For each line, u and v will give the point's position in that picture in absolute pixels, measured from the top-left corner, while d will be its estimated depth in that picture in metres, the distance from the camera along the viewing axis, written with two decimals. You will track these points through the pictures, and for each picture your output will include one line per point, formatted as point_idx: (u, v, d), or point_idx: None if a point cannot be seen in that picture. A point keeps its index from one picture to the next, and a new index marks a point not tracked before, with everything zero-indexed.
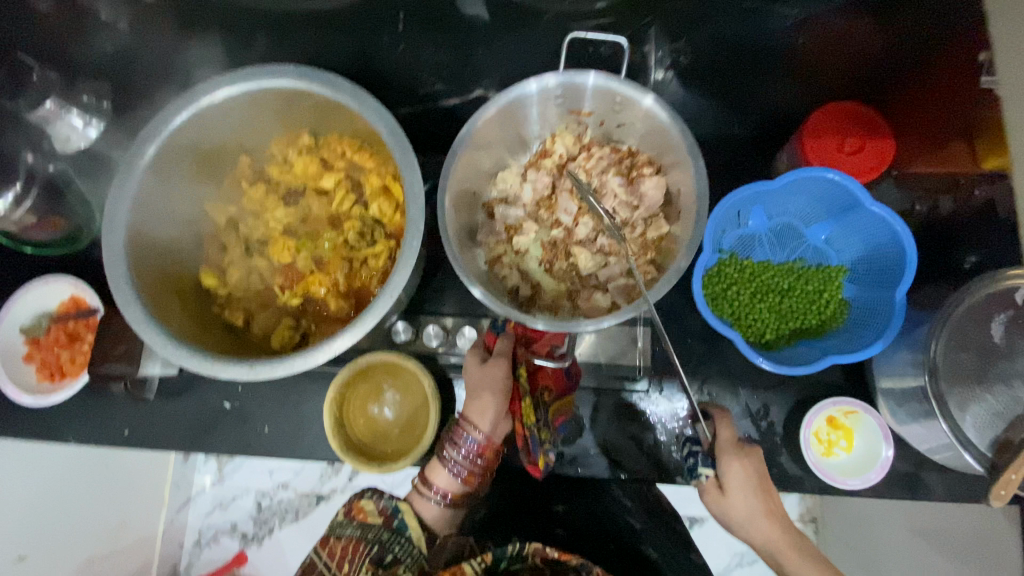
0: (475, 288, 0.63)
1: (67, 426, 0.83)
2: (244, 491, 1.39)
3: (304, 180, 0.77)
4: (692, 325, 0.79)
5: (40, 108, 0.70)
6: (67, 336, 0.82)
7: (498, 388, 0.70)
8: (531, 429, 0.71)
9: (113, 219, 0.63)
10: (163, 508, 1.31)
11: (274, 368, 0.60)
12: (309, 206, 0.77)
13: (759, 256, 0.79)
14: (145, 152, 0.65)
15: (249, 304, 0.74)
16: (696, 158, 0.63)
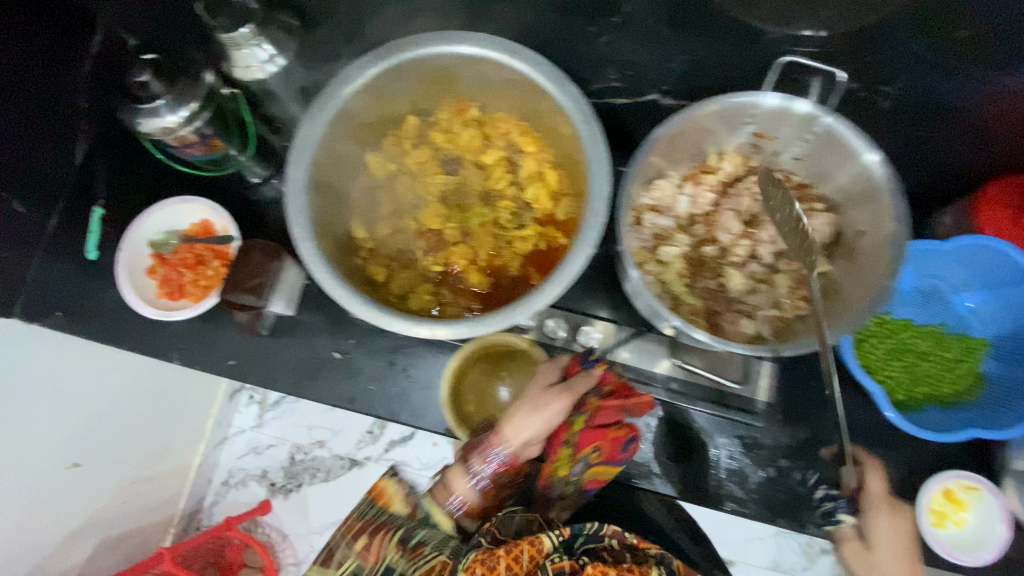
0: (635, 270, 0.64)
1: (175, 345, 0.84)
2: (279, 442, 1.27)
3: (464, 152, 0.77)
4: (818, 369, 0.78)
5: (235, 32, 0.69)
6: (193, 259, 0.83)
7: (548, 422, 0.65)
8: (559, 477, 0.70)
9: (300, 154, 0.63)
10: (202, 441, 1.21)
11: (435, 329, 0.60)
12: (464, 178, 0.77)
13: (899, 314, 0.77)
14: (337, 94, 0.65)
15: (391, 262, 0.74)
16: (897, 201, 0.60)
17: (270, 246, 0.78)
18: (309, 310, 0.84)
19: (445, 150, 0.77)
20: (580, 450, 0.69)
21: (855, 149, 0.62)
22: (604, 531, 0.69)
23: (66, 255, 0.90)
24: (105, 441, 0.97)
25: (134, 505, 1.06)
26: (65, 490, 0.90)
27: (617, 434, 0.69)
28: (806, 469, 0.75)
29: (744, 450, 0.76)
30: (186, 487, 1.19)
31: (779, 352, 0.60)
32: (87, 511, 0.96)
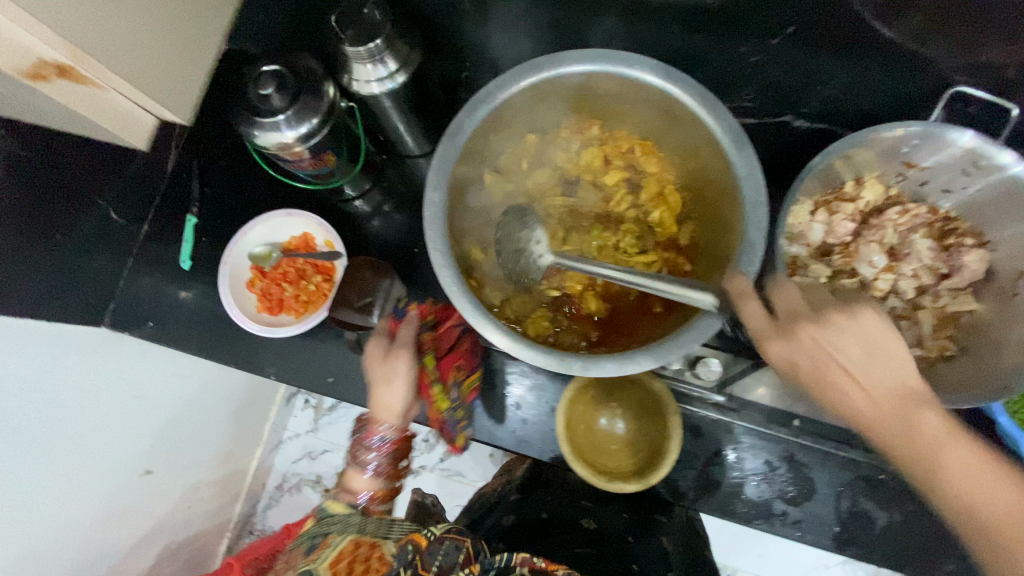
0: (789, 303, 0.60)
1: (272, 360, 0.83)
2: (334, 447, 1.33)
3: (584, 173, 0.73)
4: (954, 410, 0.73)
5: (363, 46, 0.64)
6: (295, 273, 0.81)
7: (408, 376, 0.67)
8: (447, 414, 0.73)
9: (437, 178, 0.60)
10: (260, 446, 1.27)
11: (580, 367, 0.56)
12: (583, 200, 0.73)
13: None
14: (474, 115, 0.61)
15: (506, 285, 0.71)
16: None
17: (378, 264, 0.77)
18: None
19: (567, 171, 0.73)
20: (447, 378, 0.72)
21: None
22: (512, 563, 0.60)
23: (156, 265, 0.88)
24: (178, 442, 1.00)
25: (198, 508, 1.09)
26: (139, 495, 0.92)
27: (464, 347, 0.74)
28: (929, 511, 0.72)
29: (864, 488, 0.73)
30: (243, 490, 1.23)
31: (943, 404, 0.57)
32: (153, 516, 0.97)
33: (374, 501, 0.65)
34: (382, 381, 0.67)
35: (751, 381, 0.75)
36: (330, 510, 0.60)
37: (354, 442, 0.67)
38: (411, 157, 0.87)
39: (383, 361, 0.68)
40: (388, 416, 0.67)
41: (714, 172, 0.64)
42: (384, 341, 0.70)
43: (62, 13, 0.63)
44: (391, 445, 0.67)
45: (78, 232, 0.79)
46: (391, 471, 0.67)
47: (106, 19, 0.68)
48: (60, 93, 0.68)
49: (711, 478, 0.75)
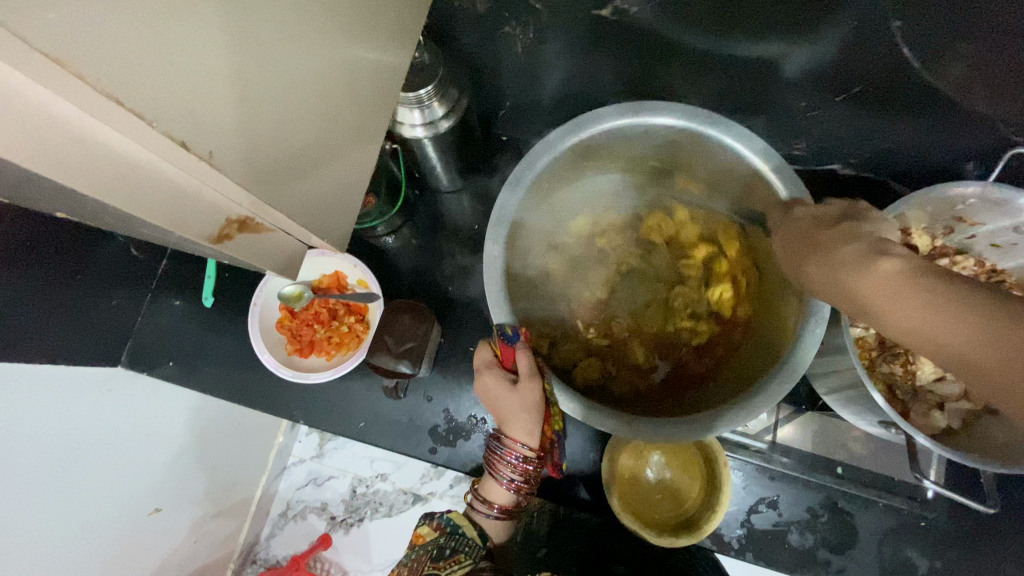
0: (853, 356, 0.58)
1: (301, 403, 0.81)
2: (342, 473, 1.14)
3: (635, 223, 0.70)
4: None
5: (414, 93, 0.62)
6: (326, 315, 0.78)
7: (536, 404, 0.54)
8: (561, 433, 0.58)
9: (497, 229, 0.57)
10: (265, 473, 1.09)
11: (650, 432, 0.53)
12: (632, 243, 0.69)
13: None
14: (534, 166, 0.59)
15: (553, 332, 0.65)
16: None
17: (417, 308, 0.75)
18: (442, 371, 0.80)
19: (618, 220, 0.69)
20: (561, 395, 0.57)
21: None
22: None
23: (181, 295, 0.87)
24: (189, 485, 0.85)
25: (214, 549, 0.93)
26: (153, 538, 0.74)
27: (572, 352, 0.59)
28: (971, 561, 0.71)
29: (904, 536, 0.72)
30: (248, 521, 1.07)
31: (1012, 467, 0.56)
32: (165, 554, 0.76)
33: (504, 513, 0.57)
34: (511, 414, 0.55)
35: (787, 424, 0.75)
36: (465, 531, 0.57)
37: (490, 450, 0.57)
38: (445, 194, 0.84)
39: (510, 392, 0.54)
40: (529, 438, 0.55)
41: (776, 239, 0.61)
42: (502, 376, 0.55)
43: (315, 201, 0.41)
44: (531, 465, 0.56)
45: (98, 269, 0.77)
46: (527, 487, 0.57)
47: (343, 180, 0.45)
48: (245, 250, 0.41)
49: (753, 526, 0.74)
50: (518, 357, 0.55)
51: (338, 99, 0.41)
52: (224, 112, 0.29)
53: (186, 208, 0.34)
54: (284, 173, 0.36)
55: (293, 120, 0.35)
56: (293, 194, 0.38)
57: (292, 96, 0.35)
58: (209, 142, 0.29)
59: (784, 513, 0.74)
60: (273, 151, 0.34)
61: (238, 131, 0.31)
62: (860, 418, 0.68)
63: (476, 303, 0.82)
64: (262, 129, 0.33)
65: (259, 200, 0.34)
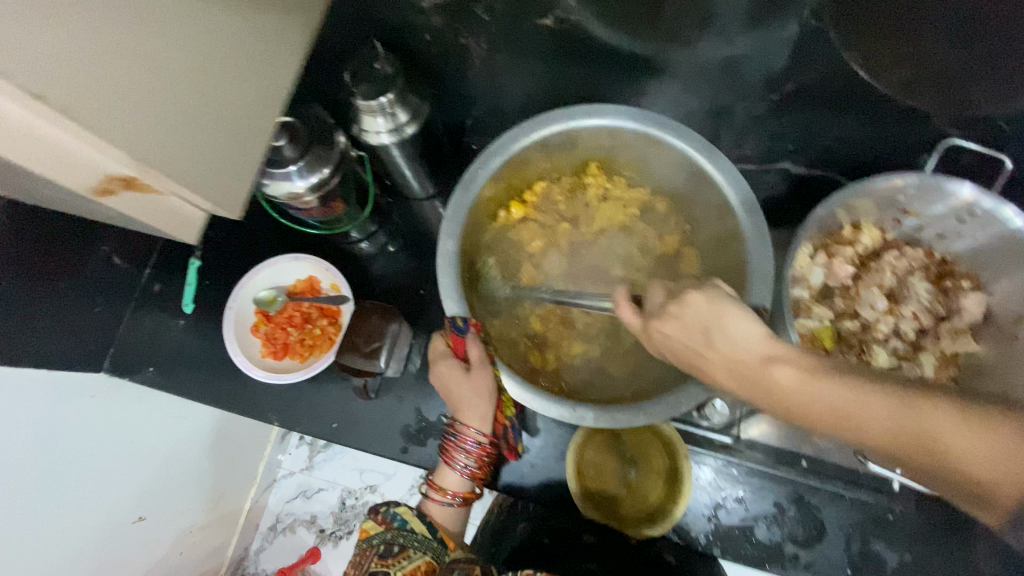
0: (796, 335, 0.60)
1: (276, 407, 0.83)
2: (331, 485, 1.15)
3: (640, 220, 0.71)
4: None
5: (375, 100, 0.66)
6: (299, 318, 0.81)
7: (489, 394, 0.58)
8: (512, 422, 0.63)
9: (451, 224, 0.60)
10: (254, 486, 1.10)
11: (538, 410, 0.57)
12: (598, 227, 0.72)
13: None
14: (487, 166, 0.62)
15: (513, 321, 0.68)
16: None
17: (385, 308, 0.77)
18: (413, 371, 0.81)
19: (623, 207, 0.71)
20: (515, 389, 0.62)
21: None
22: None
23: (162, 305, 0.89)
24: (168, 491, 0.86)
25: (192, 557, 0.94)
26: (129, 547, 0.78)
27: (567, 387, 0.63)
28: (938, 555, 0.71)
29: (872, 529, 0.72)
30: (236, 534, 1.07)
31: None
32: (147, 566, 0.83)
33: (461, 500, 0.58)
34: (464, 399, 0.57)
35: (753, 421, 0.75)
36: (412, 526, 0.56)
37: (444, 438, 0.59)
38: (415, 201, 0.88)
39: (464, 379, 0.58)
40: (483, 423, 0.58)
41: (730, 268, 0.62)
42: (456, 364, 0.58)
43: (200, 164, 0.49)
44: (483, 450, 0.59)
45: (80, 277, 0.79)
46: (480, 474, 0.59)
47: (229, 136, 0.51)
48: (129, 203, 0.51)
49: (719, 521, 0.74)
50: (468, 347, 0.58)
51: (208, 72, 0.48)
52: (50, 56, 0.36)
53: (63, 162, 0.42)
54: (145, 126, 0.43)
55: (139, 72, 0.42)
56: (170, 155, 0.46)
57: (154, 62, 0.43)
58: (37, 82, 0.35)
59: (751, 508, 0.74)
60: (141, 113, 0.42)
61: (69, 73, 0.37)
62: None
63: None
64: (102, 76, 0.39)
65: (132, 157, 0.43)
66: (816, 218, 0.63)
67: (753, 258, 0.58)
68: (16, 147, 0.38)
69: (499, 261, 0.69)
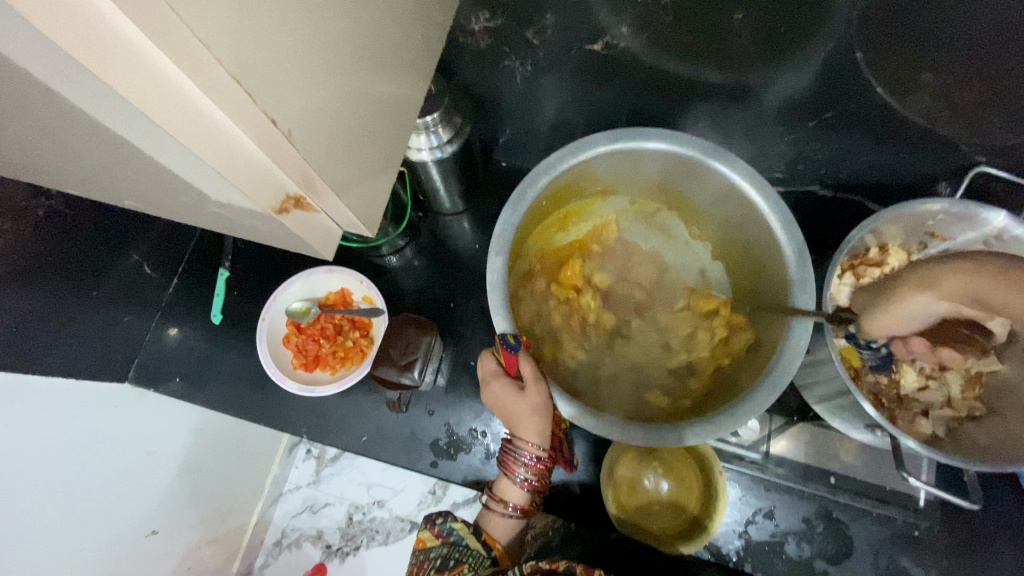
0: (834, 351, 0.62)
1: (305, 418, 0.82)
2: None
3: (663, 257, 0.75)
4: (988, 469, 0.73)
5: (421, 118, 0.67)
6: (332, 329, 0.81)
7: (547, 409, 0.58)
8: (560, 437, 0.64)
9: (499, 242, 0.61)
10: (259, 499, 0.90)
11: (586, 425, 0.57)
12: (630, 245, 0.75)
13: None
14: (534, 185, 0.63)
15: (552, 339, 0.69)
16: None
17: (421, 321, 0.77)
18: (445, 384, 0.82)
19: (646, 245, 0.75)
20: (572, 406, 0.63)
21: None
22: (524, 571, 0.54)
23: (190, 314, 0.89)
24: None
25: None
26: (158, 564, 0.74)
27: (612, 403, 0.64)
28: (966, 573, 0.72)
29: (900, 546, 0.73)
30: None
31: (994, 467, 0.58)
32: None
33: (521, 512, 0.59)
34: (513, 411, 0.58)
35: (781, 436, 0.77)
36: (467, 542, 0.58)
37: (504, 451, 0.59)
38: (448, 216, 0.90)
39: (520, 397, 0.57)
40: (541, 438, 0.57)
41: (771, 291, 0.64)
42: (509, 383, 0.58)
43: (357, 169, 0.39)
44: (542, 464, 0.58)
45: (111, 286, 0.79)
46: (540, 486, 0.59)
47: (381, 145, 0.42)
48: (298, 225, 0.40)
49: (750, 537, 0.75)
50: (520, 365, 0.58)
51: (383, 64, 0.38)
52: (267, 32, 0.26)
53: (239, 167, 0.31)
54: (324, 133, 0.33)
55: (337, 61, 0.32)
56: (336, 162, 0.35)
57: (351, 48, 0.33)
58: (243, 68, 0.25)
59: (781, 523, 0.75)
60: (327, 118, 0.33)
61: (276, 57, 0.27)
62: (846, 426, 0.71)
63: (479, 320, 0.85)
64: (308, 63, 0.29)
65: (309, 165, 0.32)
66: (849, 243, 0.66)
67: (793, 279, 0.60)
68: (193, 136, 0.28)
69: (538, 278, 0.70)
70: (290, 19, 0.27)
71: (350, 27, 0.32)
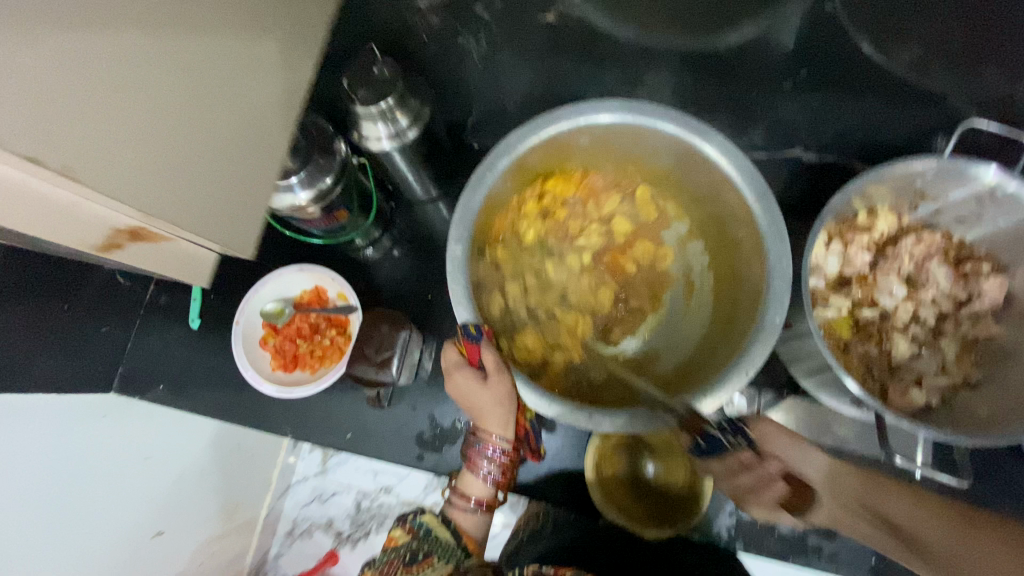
0: (815, 327, 0.59)
1: (289, 419, 0.82)
2: None
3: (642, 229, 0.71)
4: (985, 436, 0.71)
5: (375, 106, 0.64)
6: (308, 329, 0.80)
7: (511, 401, 0.58)
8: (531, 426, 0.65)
9: (459, 231, 0.59)
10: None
11: (552, 416, 0.56)
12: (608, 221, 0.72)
13: None
14: (493, 168, 0.60)
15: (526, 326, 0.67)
16: None
17: (395, 317, 0.76)
18: (426, 377, 0.81)
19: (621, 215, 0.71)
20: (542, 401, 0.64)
21: None
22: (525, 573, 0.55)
23: (168, 321, 0.88)
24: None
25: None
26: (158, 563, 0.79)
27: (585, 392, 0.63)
28: None
29: None
30: None
31: (992, 439, 0.55)
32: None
33: (485, 506, 0.60)
34: (485, 408, 0.58)
35: (771, 412, 0.75)
36: (437, 533, 0.59)
37: (468, 445, 0.60)
38: (419, 204, 0.87)
39: (482, 387, 0.58)
40: (505, 431, 0.59)
41: (747, 267, 0.61)
42: (472, 375, 0.58)
43: (215, 204, 0.49)
44: (506, 457, 0.60)
45: (85, 300, 0.78)
46: (503, 479, 0.60)
47: (244, 180, 0.52)
48: (145, 256, 0.55)
49: (740, 516, 0.73)
50: (482, 356, 0.57)
51: (202, 107, 0.46)
52: (84, 132, 0.37)
53: (70, 219, 0.45)
54: (171, 189, 0.44)
55: (141, 122, 0.40)
56: (172, 198, 0.44)
57: (158, 111, 0.42)
58: (62, 159, 0.36)
59: None
60: (166, 175, 0.43)
61: (88, 144, 0.37)
62: (835, 401, 0.68)
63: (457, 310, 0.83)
64: (107, 132, 0.38)
65: (146, 211, 0.42)
66: (833, 207, 0.62)
67: (771, 253, 0.57)
68: None
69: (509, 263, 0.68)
70: (95, 104, 0.37)
71: (151, 85, 0.41)
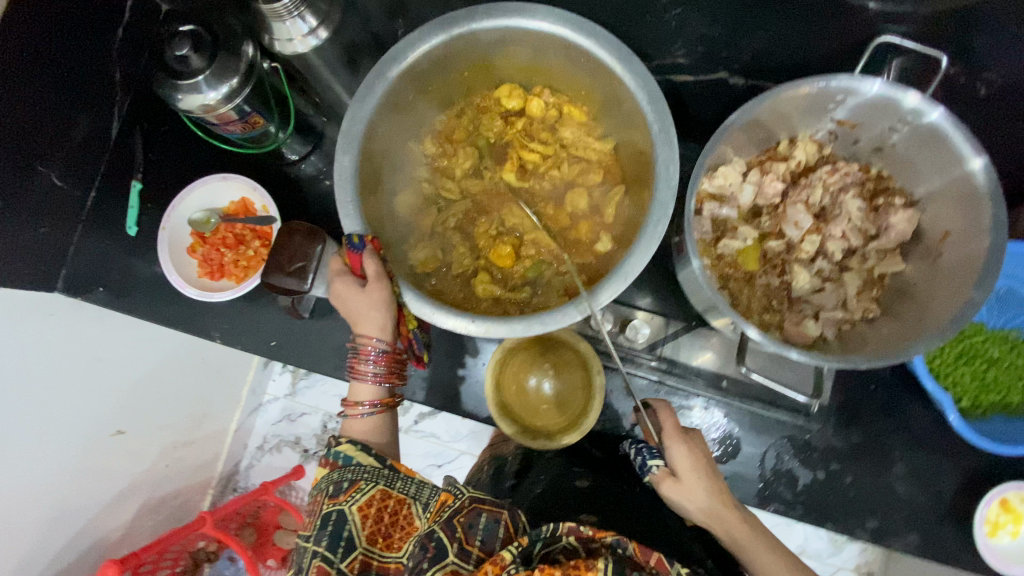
0: (695, 258, 0.59)
1: (217, 325, 0.85)
2: (313, 410, 1.18)
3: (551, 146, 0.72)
4: (880, 372, 0.73)
5: None
6: (233, 239, 0.81)
7: (390, 305, 0.60)
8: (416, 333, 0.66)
9: (348, 137, 0.60)
10: (238, 409, 1.12)
11: (433, 319, 0.58)
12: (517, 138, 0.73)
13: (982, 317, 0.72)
14: (388, 75, 0.62)
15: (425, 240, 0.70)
16: (976, 178, 0.55)
17: (311, 229, 0.76)
18: None
19: (528, 132, 0.73)
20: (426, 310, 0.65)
21: (970, 164, 0.55)
22: (559, 532, 0.55)
23: (106, 226, 0.89)
24: (147, 405, 0.89)
25: (177, 468, 0.98)
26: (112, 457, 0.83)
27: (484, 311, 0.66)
28: (855, 472, 0.73)
29: (788, 447, 0.73)
30: (225, 450, 1.10)
31: (871, 362, 0.55)
32: (131, 472, 0.87)
33: (381, 406, 0.64)
34: (366, 313, 0.60)
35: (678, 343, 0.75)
36: (358, 460, 0.61)
37: (351, 354, 0.63)
38: None
39: (361, 293, 0.60)
40: (382, 333, 0.61)
41: (644, 178, 0.63)
42: (353, 280, 0.60)
43: None
44: (389, 358, 0.62)
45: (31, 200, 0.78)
46: (390, 380, 0.63)
47: None
48: None
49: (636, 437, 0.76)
50: (365, 262, 0.59)
51: None
52: None
53: None
54: None
55: None
56: None
57: None
58: None
59: None
60: None
61: None
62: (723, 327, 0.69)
63: None
64: None
65: None
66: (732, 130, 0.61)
67: (657, 158, 0.59)
68: None
69: (415, 172, 0.72)
70: None
71: None
